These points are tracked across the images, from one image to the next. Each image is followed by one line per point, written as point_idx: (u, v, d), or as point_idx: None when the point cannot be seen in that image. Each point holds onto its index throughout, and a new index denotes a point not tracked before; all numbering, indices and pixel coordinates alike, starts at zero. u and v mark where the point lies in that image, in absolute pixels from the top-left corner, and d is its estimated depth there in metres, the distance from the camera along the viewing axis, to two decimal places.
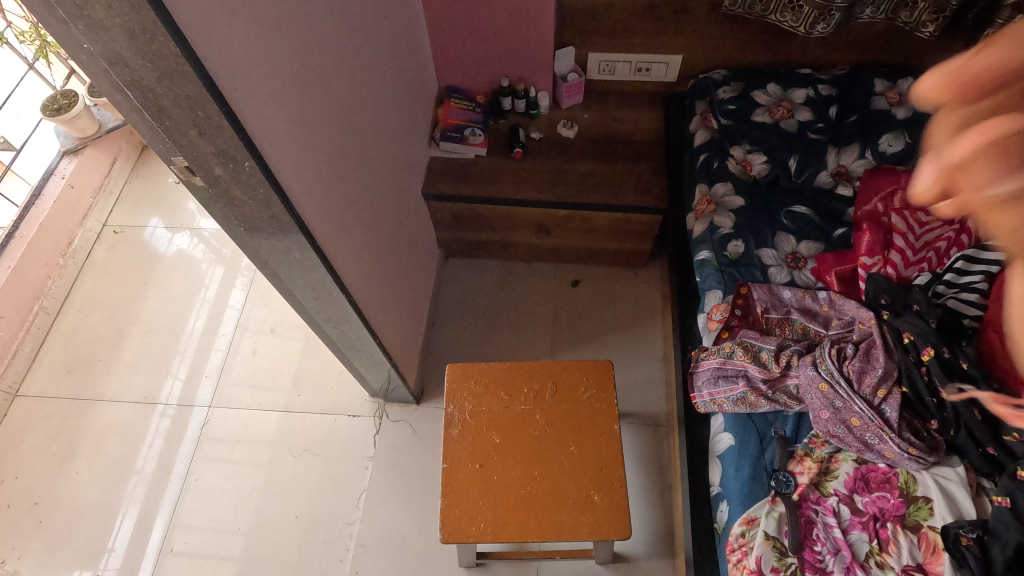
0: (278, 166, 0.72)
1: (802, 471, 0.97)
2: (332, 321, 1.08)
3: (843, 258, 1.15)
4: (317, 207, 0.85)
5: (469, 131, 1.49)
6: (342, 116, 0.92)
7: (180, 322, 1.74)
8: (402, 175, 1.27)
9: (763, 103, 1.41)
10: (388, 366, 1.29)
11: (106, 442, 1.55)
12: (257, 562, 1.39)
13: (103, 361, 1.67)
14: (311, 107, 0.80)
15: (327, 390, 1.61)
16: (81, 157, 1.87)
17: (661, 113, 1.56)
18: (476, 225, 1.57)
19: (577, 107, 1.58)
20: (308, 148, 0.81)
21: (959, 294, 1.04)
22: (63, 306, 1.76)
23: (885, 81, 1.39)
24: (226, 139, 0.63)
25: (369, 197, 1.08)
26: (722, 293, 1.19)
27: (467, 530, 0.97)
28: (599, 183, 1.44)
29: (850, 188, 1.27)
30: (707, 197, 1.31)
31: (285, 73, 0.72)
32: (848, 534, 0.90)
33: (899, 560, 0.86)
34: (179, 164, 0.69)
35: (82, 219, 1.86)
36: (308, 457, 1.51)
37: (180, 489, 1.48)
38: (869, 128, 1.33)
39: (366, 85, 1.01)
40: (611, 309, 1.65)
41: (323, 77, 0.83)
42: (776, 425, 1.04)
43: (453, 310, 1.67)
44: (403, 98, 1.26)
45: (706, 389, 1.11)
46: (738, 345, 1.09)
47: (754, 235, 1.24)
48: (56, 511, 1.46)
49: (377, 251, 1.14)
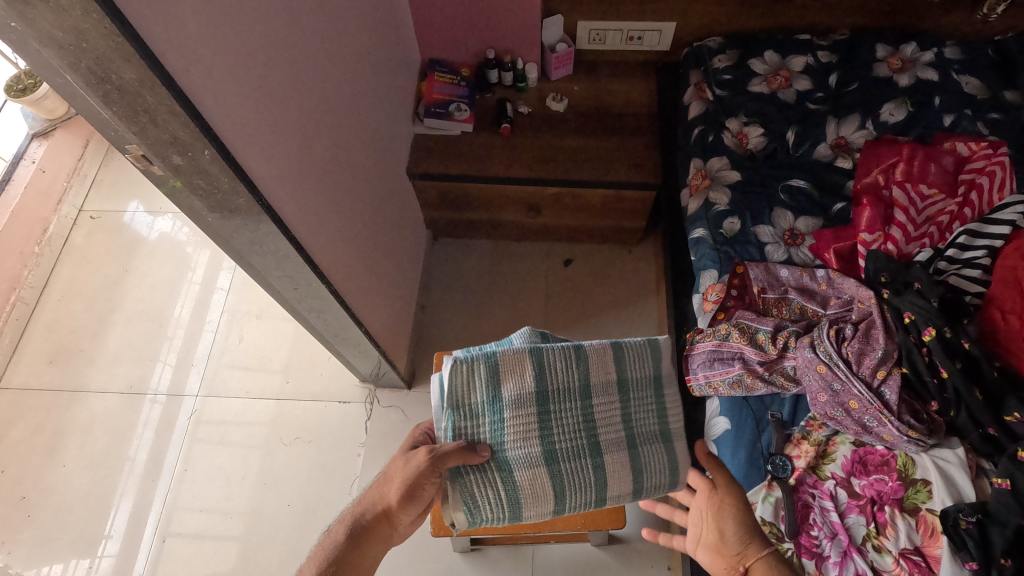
0: (241, 152, 0.68)
1: (799, 454, 0.95)
2: (314, 311, 1.04)
3: (842, 234, 1.12)
4: (288, 194, 0.81)
5: (455, 106, 1.42)
6: (313, 96, 0.86)
7: (163, 310, 1.70)
8: (384, 155, 1.22)
9: (760, 71, 1.35)
10: (376, 353, 1.26)
11: (93, 434, 1.52)
12: (252, 550, 1.38)
13: (86, 352, 1.63)
14: (278, 87, 0.75)
15: (316, 376, 1.58)
16: (51, 140, 1.80)
17: (654, 84, 1.50)
18: (465, 205, 1.52)
19: (567, 79, 1.51)
20: (276, 131, 0.76)
21: (961, 270, 1.01)
22: (42, 295, 1.71)
23: (887, 47, 1.34)
24: (180, 125, 0.59)
25: (348, 180, 1.03)
26: (718, 272, 1.15)
27: None
28: (592, 158, 1.38)
29: (849, 160, 1.22)
30: (702, 172, 1.26)
31: (246, 50, 0.67)
32: (846, 518, 0.88)
33: (897, 543, 0.84)
34: (134, 152, 0.63)
35: (56, 204, 1.79)
36: (298, 445, 1.49)
37: (169, 480, 1.46)
38: (870, 96, 1.28)
39: (340, 61, 0.96)
40: (604, 288, 1.61)
41: (290, 54, 0.78)
42: (772, 408, 1.02)
43: (444, 291, 1.63)
44: (383, 73, 1.20)
45: (702, 372, 1.08)
46: (734, 327, 1.06)
47: (750, 212, 1.20)
48: (45, 504, 1.44)
49: (359, 236, 1.09)
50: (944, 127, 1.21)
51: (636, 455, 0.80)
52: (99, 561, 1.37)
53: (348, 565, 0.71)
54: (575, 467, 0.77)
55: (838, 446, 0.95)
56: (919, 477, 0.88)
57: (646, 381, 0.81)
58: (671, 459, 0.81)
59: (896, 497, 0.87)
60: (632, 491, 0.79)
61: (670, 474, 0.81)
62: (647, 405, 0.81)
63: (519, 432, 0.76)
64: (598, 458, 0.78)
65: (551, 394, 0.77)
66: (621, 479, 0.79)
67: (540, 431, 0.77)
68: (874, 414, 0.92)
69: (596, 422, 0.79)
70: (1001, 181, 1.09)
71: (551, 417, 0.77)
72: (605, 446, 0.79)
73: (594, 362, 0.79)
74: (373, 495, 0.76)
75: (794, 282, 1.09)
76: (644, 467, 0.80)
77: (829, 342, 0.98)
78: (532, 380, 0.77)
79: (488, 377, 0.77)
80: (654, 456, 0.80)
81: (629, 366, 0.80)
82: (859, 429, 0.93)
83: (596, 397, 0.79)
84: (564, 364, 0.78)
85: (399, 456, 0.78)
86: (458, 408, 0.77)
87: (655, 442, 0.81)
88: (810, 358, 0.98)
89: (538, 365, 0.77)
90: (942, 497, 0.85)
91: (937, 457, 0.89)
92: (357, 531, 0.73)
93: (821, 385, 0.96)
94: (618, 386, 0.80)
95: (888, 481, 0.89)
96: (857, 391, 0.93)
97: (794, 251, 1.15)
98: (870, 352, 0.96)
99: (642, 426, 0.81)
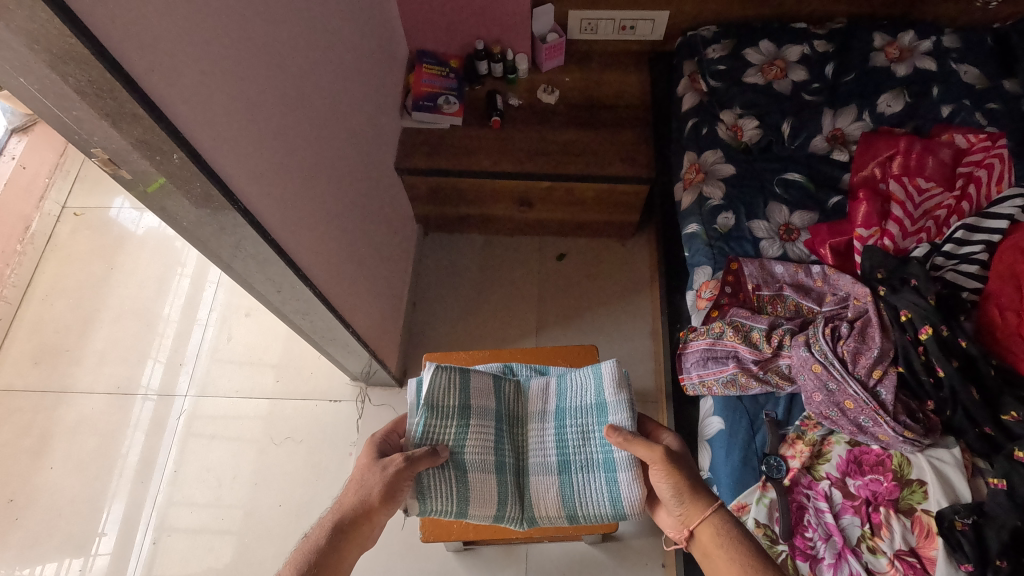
0: (212, 154, 0.65)
1: (793, 454, 0.94)
2: (299, 313, 1.01)
3: (838, 229, 1.10)
4: (267, 195, 0.78)
5: (444, 99, 1.38)
6: (292, 92, 0.84)
7: (150, 309, 1.67)
8: (371, 151, 1.19)
9: (755, 62, 1.32)
10: (365, 353, 1.24)
11: (80, 435, 1.50)
12: (245, 551, 1.36)
13: (72, 352, 1.60)
14: (253, 84, 0.73)
15: (307, 375, 1.56)
16: (32, 136, 1.73)
17: (647, 74, 1.47)
18: (455, 199, 1.49)
19: (559, 70, 1.48)
20: (252, 130, 0.73)
21: (958, 265, 0.99)
22: (26, 295, 1.68)
23: (884, 35, 1.31)
24: (145, 128, 0.56)
25: (332, 178, 1.00)
26: (711, 269, 1.13)
27: (449, 527, 0.94)
28: (584, 151, 1.36)
29: (846, 153, 1.20)
30: (696, 166, 1.24)
31: (217, 46, 0.65)
32: (840, 519, 0.87)
33: (892, 544, 0.83)
34: (100, 157, 0.60)
35: (38, 201, 1.75)
36: (290, 444, 1.47)
37: (160, 481, 1.44)
38: (867, 87, 1.25)
39: (321, 55, 0.93)
40: (597, 283, 1.59)
41: (266, 50, 0.75)
42: (766, 408, 1.01)
43: (435, 288, 1.60)
44: (369, 65, 1.16)
45: (695, 371, 1.06)
46: (729, 325, 1.04)
47: (745, 207, 1.18)
48: (32, 507, 1.42)
49: (344, 235, 1.07)
50: (942, 118, 1.19)
51: (570, 480, 0.78)
52: (92, 561, 1.35)
53: (325, 571, 0.65)
54: (515, 482, 0.79)
55: (833, 446, 0.94)
56: (914, 477, 0.87)
57: (588, 411, 0.82)
58: (611, 489, 0.78)
59: (891, 498, 0.86)
60: (565, 513, 0.78)
61: (608, 503, 0.77)
62: (586, 436, 0.80)
63: (478, 438, 0.78)
64: (540, 474, 0.79)
65: (505, 416, 0.83)
66: (557, 495, 0.78)
67: (493, 441, 0.79)
68: (870, 414, 0.90)
69: (542, 441, 0.81)
70: (999, 175, 1.08)
71: (503, 431, 0.81)
72: (546, 466, 0.79)
73: (540, 393, 0.85)
74: (348, 500, 0.71)
75: (789, 279, 1.08)
76: (579, 493, 0.78)
77: (825, 341, 0.96)
78: (493, 399, 0.82)
79: (462, 385, 0.80)
80: (595, 481, 0.78)
81: (575, 395, 0.83)
82: (854, 429, 0.91)
83: (541, 419, 0.83)
84: (515, 394, 0.86)
85: (365, 463, 0.74)
86: (432, 407, 0.77)
87: (596, 471, 0.78)
88: (805, 356, 0.96)
89: (497, 390, 0.84)
90: (938, 497, 0.84)
91: (932, 457, 0.88)
92: (336, 536, 0.68)
93: (816, 385, 0.95)
94: (562, 414, 0.83)
95: (883, 481, 0.88)
96: (853, 390, 0.92)
97: (789, 246, 1.13)
98: (866, 351, 0.95)
99: (585, 452, 0.79)
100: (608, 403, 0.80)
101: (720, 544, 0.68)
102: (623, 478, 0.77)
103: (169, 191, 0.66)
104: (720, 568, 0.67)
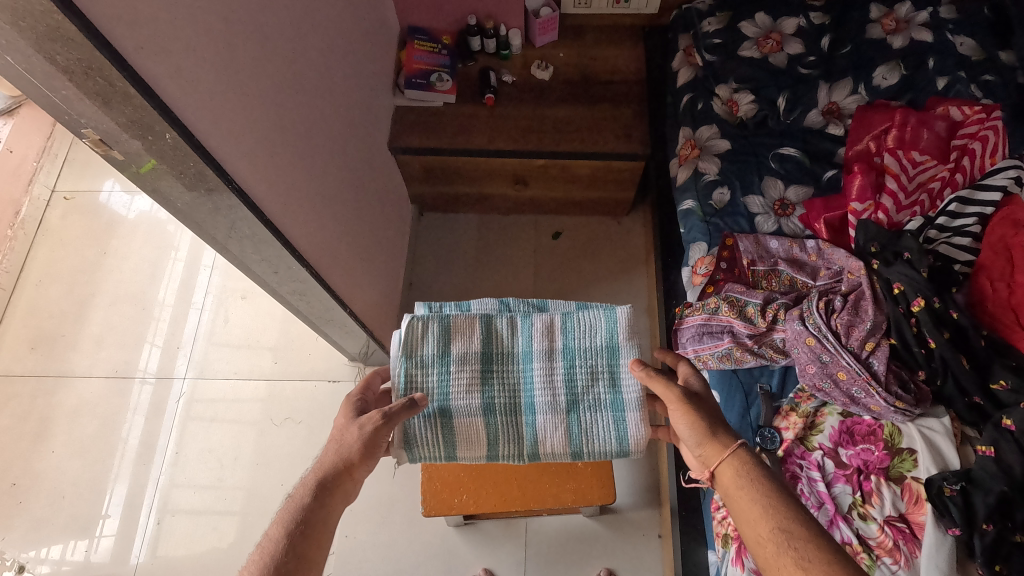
0: (205, 133, 0.65)
1: (787, 426, 0.96)
2: (296, 294, 1.01)
3: (832, 203, 1.10)
4: (261, 176, 0.78)
5: (436, 77, 1.37)
6: (284, 71, 0.83)
7: (146, 292, 1.66)
8: (364, 130, 1.18)
9: (751, 35, 1.31)
10: (363, 334, 1.24)
11: (80, 419, 1.51)
12: (250, 529, 1.38)
13: (68, 337, 1.60)
14: (244, 62, 0.72)
15: (305, 356, 1.56)
16: (17, 119, 1.68)
17: (642, 48, 1.46)
18: (450, 178, 1.48)
19: (553, 45, 1.46)
20: (244, 109, 0.73)
21: (951, 238, 1.00)
22: (18, 281, 1.67)
23: (881, 7, 1.30)
24: (136, 108, 0.56)
25: (326, 157, 0.99)
26: (707, 245, 1.14)
27: (449, 503, 0.93)
28: (580, 128, 1.35)
29: (841, 127, 1.20)
30: (691, 142, 1.24)
31: (207, 24, 0.64)
32: (832, 488, 0.89)
33: (882, 510, 0.85)
34: (91, 138, 0.59)
35: (27, 185, 1.73)
36: (291, 425, 1.49)
37: (161, 464, 1.45)
38: (863, 59, 1.25)
39: (312, 33, 0.91)
40: (593, 261, 1.60)
41: (257, 28, 0.74)
42: (761, 380, 1.03)
43: (431, 268, 1.60)
44: (360, 42, 1.15)
45: (691, 346, 1.08)
46: (724, 300, 1.05)
47: (740, 182, 1.18)
48: (35, 491, 1.43)
49: (339, 215, 1.06)
50: (938, 90, 1.18)
51: (575, 420, 0.78)
52: (98, 541, 1.38)
53: (313, 529, 0.65)
54: (512, 423, 0.78)
55: (826, 417, 0.95)
56: (905, 446, 0.89)
57: (596, 351, 0.80)
58: (618, 424, 0.78)
59: (881, 466, 0.88)
60: (570, 451, 0.78)
61: (614, 439, 0.78)
62: (595, 374, 0.79)
63: (467, 379, 0.79)
64: (541, 412, 0.79)
65: (502, 358, 0.80)
66: (561, 431, 0.78)
67: (484, 382, 0.79)
68: (862, 385, 0.92)
69: (543, 379, 0.79)
70: (993, 146, 1.07)
71: (497, 370, 0.80)
72: (546, 404, 0.79)
73: (541, 330, 0.81)
74: (328, 458, 0.70)
75: (784, 254, 1.08)
76: (585, 431, 0.78)
77: (818, 314, 0.97)
78: (484, 343, 0.80)
79: (442, 333, 0.80)
80: (601, 417, 0.78)
81: (580, 335, 0.81)
82: (847, 400, 0.93)
83: (545, 359, 0.80)
84: (512, 331, 0.82)
85: (342, 422, 0.74)
86: (409, 357, 0.79)
87: (603, 410, 0.78)
88: (799, 330, 0.97)
89: (486, 331, 0.81)
90: (927, 465, 0.86)
91: (922, 426, 0.90)
92: (319, 492, 0.67)
93: (810, 357, 0.96)
94: (568, 353, 0.80)
95: (874, 451, 0.90)
96: (845, 362, 0.93)
97: (784, 221, 1.13)
98: (859, 324, 0.96)
99: (590, 389, 0.79)
100: (619, 347, 0.80)
101: (741, 485, 0.65)
102: (629, 411, 0.78)
103: (163, 173, 0.65)
104: (742, 506, 0.64)
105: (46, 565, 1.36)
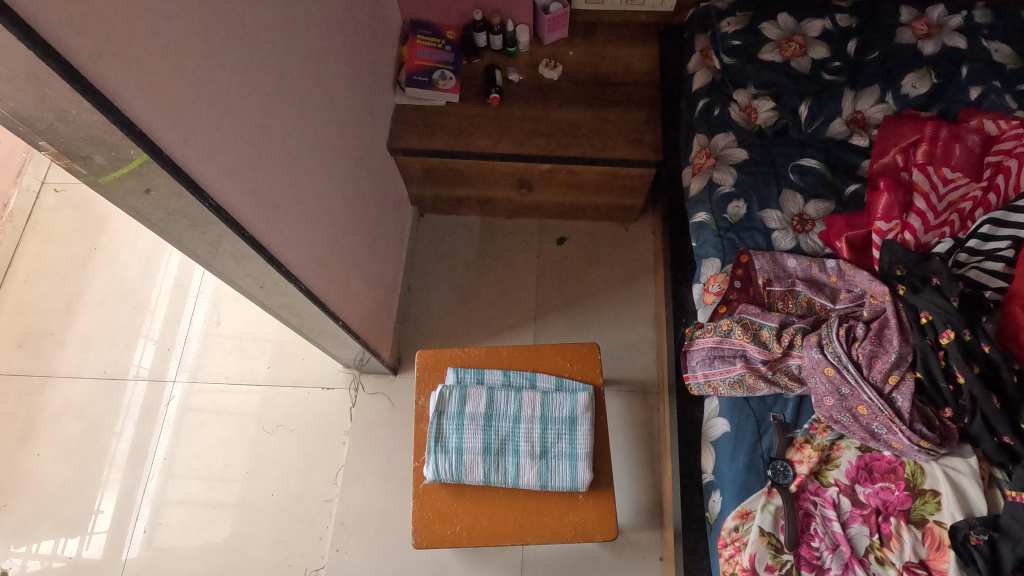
0: (176, 148, 0.60)
1: (801, 459, 0.90)
2: (284, 307, 0.96)
3: (856, 220, 1.03)
4: (241, 187, 0.72)
5: (439, 74, 1.30)
6: (271, 73, 0.77)
7: (136, 290, 1.61)
8: (361, 130, 1.12)
9: (772, 37, 1.24)
10: (357, 345, 1.19)
11: (68, 420, 1.46)
12: (238, 538, 1.34)
13: (56, 335, 1.56)
14: (224, 65, 0.66)
15: (299, 361, 1.51)
16: None
17: (656, 47, 1.39)
18: (452, 180, 1.42)
19: (562, 43, 1.39)
20: (223, 116, 0.67)
21: (982, 263, 0.93)
22: (7, 275, 1.63)
23: (912, 10, 1.22)
24: (91, 122, 0.50)
25: (316, 162, 0.93)
26: (720, 262, 1.08)
27: (442, 534, 0.88)
28: (588, 131, 1.28)
29: (866, 138, 1.13)
30: (706, 150, 1.18)
31: (180, 26, 0.58)
32: (848, 528, 0.84)
33: (901, 556, 0.80)
34: (50, 151, 0.53)
35: (15, 176, 1.67)
36: (282, 432, 1.43)
37: (151, 468, 1.41)
38: (891, 66, 1.17)
39: (304, 32, 0.85)
40: (598, 267, 1.54)
41: (240, 26, 0.68)
42: (774, 410, 0.97)
43: (431, 273, 1.55)
44: (358, 36, 1.08)
45: (701, 370, 1.02)
46: (737, 322, 0.98)
47: (758, 196, 1.12)
48: (19, 494, 1.39)
49: (330, 223, 1.01)
50: (970, 101, 1.11)
51: (541, 466, 0.89)
52: (89, 539, 1.34)
53: None
54: (490, 467, 0.88)
55: (842, 451, 0.89)
56: (928, 487, 0.83)
57: (564, 423, 0.91)
58: (572, 473, 0.88)
59: (902, 508, 0.83)
60: (535, 488, 0.88)
61: (567, 483, 0.88)
62: (559, 439, 0.90)
63: (460, 436, 0.90)
64: (509, 466, 0.89)
65: (492, 417, 0.91)
66: (524, 483, 0.88)
67: (468, 440, 0.89)
68: (884, 422, 0.86)
69: (516, 439, 0.90)
70: None
71: (478, 429, 0.90)
72: (515, 460, 0.89)
73: (531, 398, 0.93)
74: None
75: (801, 273, 1.02)
76: (546, 477, 0.88)
77: (838, 342, 0.91)
78: (483, 406, 0.92)
79: (458, 397, 0.92)
80: (559, 474, 0.88)
81: (555, 406, 0.92)
82: (866, 435, 0.87)
83: (525, 420, 0.91)
84: (507, 398, 0.93)
85: None
86: (439, 414, 0.91)
87: (562, 461, 0.89)
88: (817, 359, 0.91)
89: (489, 400, 0.92)
90: (952, 509, 0.81)
91: (947, 467, 0.84)
92: None
93: (828, 388, 0.90)
94: (544, 419, 0.91)
95: (894, 490, 0.84)
96: (867, 397, 0.88)
97: (802, 238, 1.07)
98: (883, 355, 0.89)
99: (554, 450, 0.89)
100: (579, 420, 0.91)
101: None
102: (581, 469, 0.88)
103: (148, 190, 0.60)
104: None
105: (35, 561, 1.33)
